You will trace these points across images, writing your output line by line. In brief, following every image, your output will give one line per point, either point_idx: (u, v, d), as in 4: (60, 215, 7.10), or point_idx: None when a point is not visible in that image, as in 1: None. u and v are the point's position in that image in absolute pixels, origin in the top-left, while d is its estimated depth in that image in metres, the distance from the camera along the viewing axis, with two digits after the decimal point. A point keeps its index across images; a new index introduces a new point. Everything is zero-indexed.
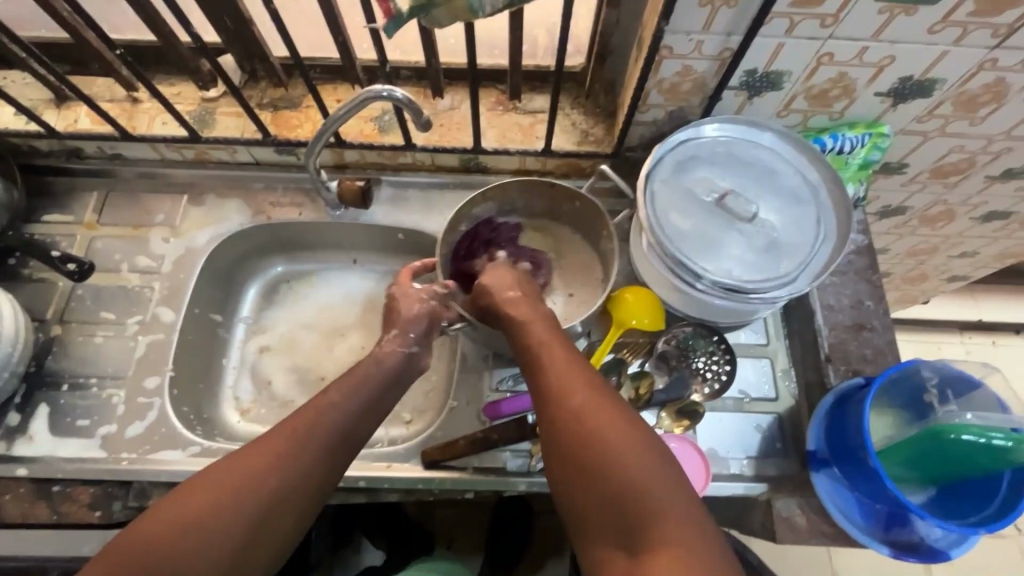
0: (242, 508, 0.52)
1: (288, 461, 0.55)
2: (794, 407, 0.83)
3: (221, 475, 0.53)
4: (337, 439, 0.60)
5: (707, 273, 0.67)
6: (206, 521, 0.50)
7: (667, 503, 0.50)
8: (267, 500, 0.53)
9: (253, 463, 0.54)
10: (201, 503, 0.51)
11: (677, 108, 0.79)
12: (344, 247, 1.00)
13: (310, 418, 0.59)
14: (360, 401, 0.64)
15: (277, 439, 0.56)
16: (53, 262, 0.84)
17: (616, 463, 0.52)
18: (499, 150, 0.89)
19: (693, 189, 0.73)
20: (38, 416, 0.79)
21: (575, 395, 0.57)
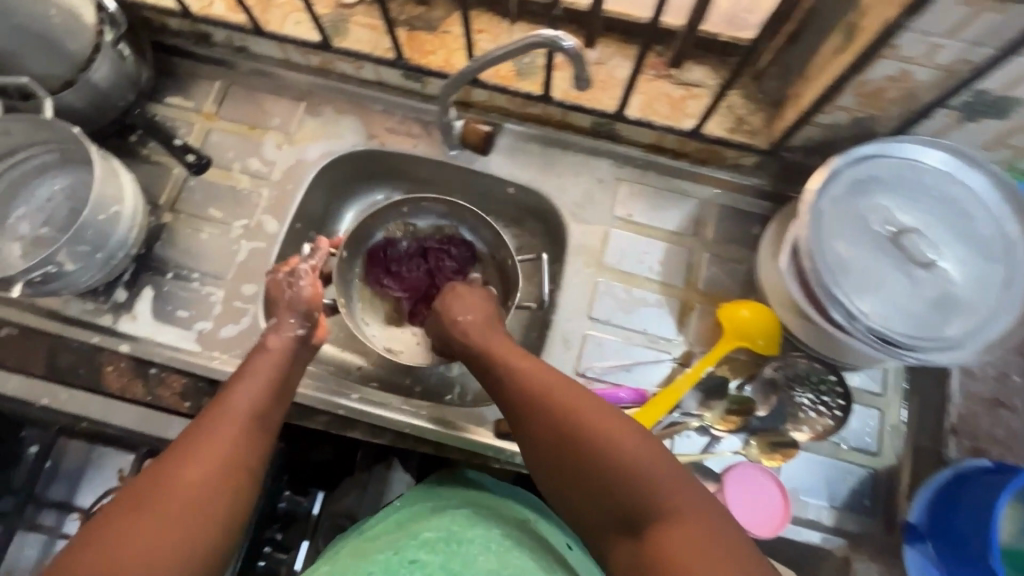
0: (178, 525, 0.49)
1: (207, 454, 0.54)
2: (893, 467, 0.77)
3: (147, 503, 0.49)
4: (257, 434, 0.59)
5: (861, 316, 0.60)
6: (143, 542, 0.47)
7: (660, 481, 0.52)
8: (200, 509, 0.51)
9: (172, 486, 0.51)
10: (136, 531, 0.47)
11: (867, 115, 0.68)
12: (448, 189, 0.95)
13: (218, 424, 0.56)
14: (273, 395, 0.62)
15: (187, 453, 0.53)
16: (176, 150, 0.86)
17: (611, 453, 0.54)
18: (641, 122, 0.81)
19: (867, 218, 0.64)
20: (143, 297, 0.81)
21: (558, 401, 0.59)
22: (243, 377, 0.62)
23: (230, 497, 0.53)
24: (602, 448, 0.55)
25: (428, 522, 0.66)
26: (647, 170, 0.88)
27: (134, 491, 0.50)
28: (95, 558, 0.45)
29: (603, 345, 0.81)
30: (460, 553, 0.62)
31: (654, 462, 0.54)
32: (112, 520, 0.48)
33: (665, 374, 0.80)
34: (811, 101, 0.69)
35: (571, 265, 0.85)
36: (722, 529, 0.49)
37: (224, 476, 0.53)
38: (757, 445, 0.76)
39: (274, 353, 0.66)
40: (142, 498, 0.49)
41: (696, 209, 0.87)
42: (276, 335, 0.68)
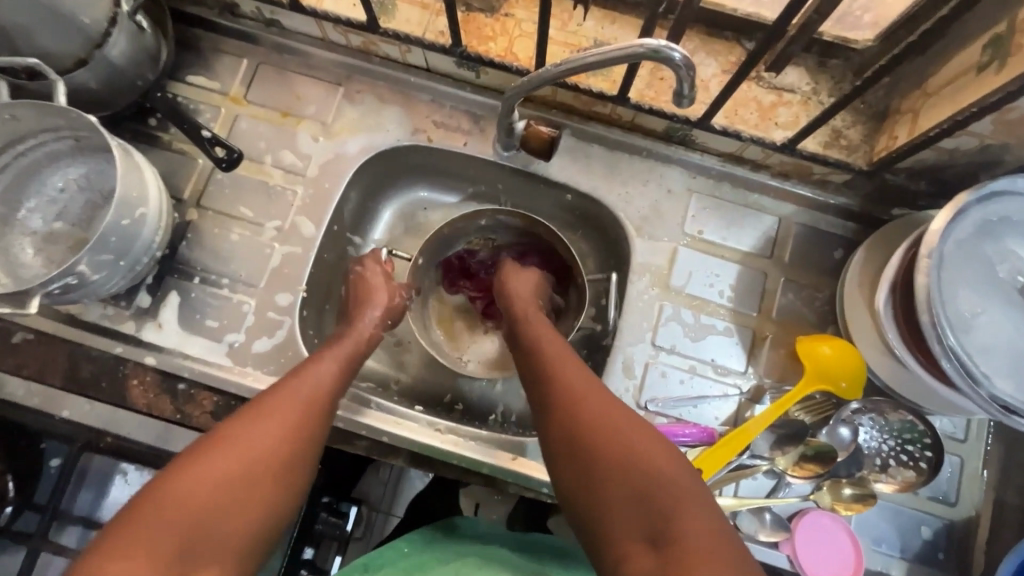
0: (243, 475, 0.53)
1: (272, 418, 0.57)
2: (972, 520, 0.71)
3: (224, 449, 0.53)
4: (324, 413, 0.62)
5: (985, 382, 0.53)
6: (212, 486, 0.51)
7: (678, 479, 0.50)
8: (263, 467, 0.54)
9: (248, 439, 0.55)
10: (211, 472, 0.52)
11: (1000, 143, 0.59)
12: (496, 189, 0.87)
13: (291, 393, 0.60)
14: (345, 378, 0.67)
15: (262, 413, 0.57)
16: (203, 143, 0.77)
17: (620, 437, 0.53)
18: (726, 131, 0.72)
19: (993, 264, 0.56)
20: (169, 304, 0.75)
21: (576, 386, 0.59)
22: (324, 355, 0.67)
23: (288, 465, 0.56)
24: (624, 442, 0.52)
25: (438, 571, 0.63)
26: (722, 181, 0.79)
27: (216, 436, 0.55)
28: (176, 488, 0.50)
29: (668, 376, 0.75)
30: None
31: (664, 452, 0.52)
32: (193, 458, 0.52)
33: (733, 411, 0.74)
34: (937, 124, 0.60)
35: (634, 285, 0.77)
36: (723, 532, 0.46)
37: (287, 443, 0.57)
38: (829, 491, 0.70)
39: (353, 338, 0.71)
40: (222, 443, 0.54)
41: (774, 228, 0.79)
42: (362, 324, 0.73)
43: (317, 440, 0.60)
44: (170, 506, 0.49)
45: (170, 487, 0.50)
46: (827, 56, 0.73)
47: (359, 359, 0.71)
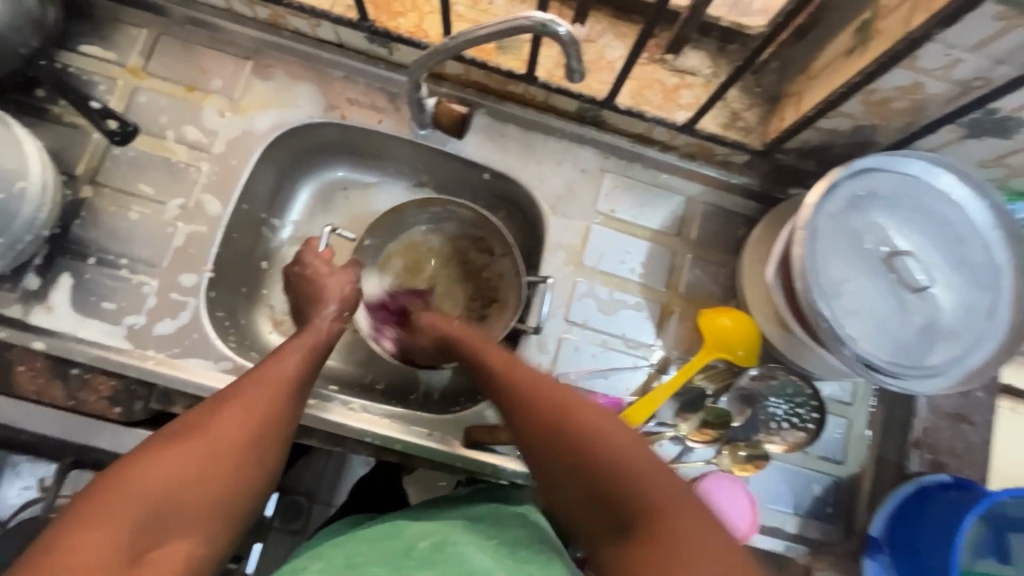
0: (222, 463, 0.50)
1: (245, 413, 0.53)
2: (856, 475, 0.77)
3: (195, 435, 0.50)
4: (293, 403, 0.58)
5: (851, 343, 0.58)
6: (184, 480, 0.48)
7: (650, 476, 0.49)
8: (234, 459, 0.51)
9: (219, 427, 0.52)
10: (179, 463, 0.48)
11: (869, 124, 0.64)
12: (415, 168, 0.87)
13: (260, 383, 0.56)
14: (314, 368, 0.63)
15: (232, 402, 0.54)
16: (92, 115, 0.72)
17: (606, 449, 0.51)
18: (632, 111, 0.75)
19: (861, 236, 0.61)
20: (60, 286, 0.71)
21: (566, 396, 0.55)
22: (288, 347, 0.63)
23: (266, 451, 0.53)
24: (583, 439, 0.52)
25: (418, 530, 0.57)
26: (633, 162, 0.82)
27: (185, 425, 0.51)
28: (142, 476, 0.46)
29: (581, 350, 0.77)
30: (455, 555, 0.52)
31: (648, 460, 0.50)
32: (156, 447, 0.49)
33: (642, 381, 0.77)
34: (815, 104, 0.64)
35: (548, 262, 0.79)
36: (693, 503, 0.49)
37: (261, 434, 0.53)
38: (729, 455, 0.74)
39: (316, 331, 0.66)
40: (195, 431, 0.50)
41: (682, 207, 0.82)
42: (320, 322, 0.68)
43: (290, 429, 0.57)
44: (136, 494, 0.46)
45: (136, 475, 0.46)
46: (725, 41, 0.76)
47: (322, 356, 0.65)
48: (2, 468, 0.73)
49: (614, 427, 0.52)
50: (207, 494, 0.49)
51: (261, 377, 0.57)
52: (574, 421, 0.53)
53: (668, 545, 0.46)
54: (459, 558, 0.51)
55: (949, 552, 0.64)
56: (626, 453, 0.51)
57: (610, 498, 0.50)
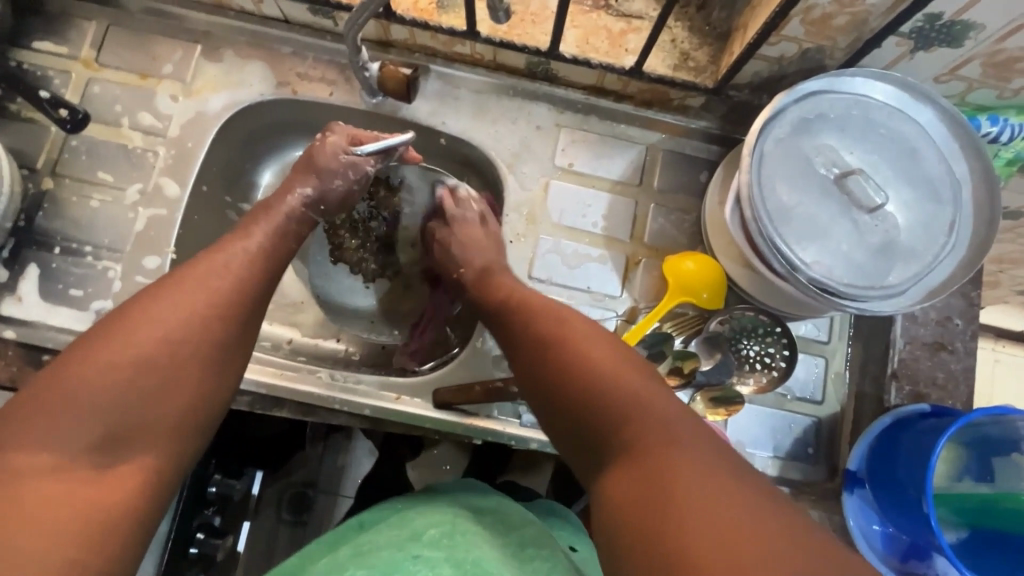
0: (173, 352, 0.51)
1: (190, 297, 0.54)
2: (836, 414, 0.76)
3: (130, 330, 0.50)
4: (244, 288, 0.58)
5: (804, 267, 0.56)
6: (132, 372, 0.48)
7: (653, 406, 0.47)
8: (181, 349, 0.51)
9: (161, 314, 0.52)
10: (121, 358, 0.48)
11: (816, 47, 0.63)
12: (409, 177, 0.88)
13: (200, 273, 0.56)
14: (267, 254, 0.63)
15: (175, 291, 0.54)
16: (41, 105, 0.73)
17: (588, 366, 0.51)
18: (578, 59, 0.74)
19: (812, 159, 0.59)
20: (27, 277, 0.72)
21: (551, 324, 0.57)
22: (243, 236, 0.63)
23: (219, 324, 0.54)
24: (591, 368, 0.51)
25: (428, 519, 0.57)
26: (588, 114, 0.81)
27: (126, 316, 0.51)
28: (81, 372, 0.47)
29: None
30: (464, 543, 0.54)
31: (645, 389, 0.49)
32: (95, 343, 0.49)
33: (610, 333, 0.76)
34: (757, 29, 0.62)
35: (507, 223, 0.79)
36: (692, 435, 0.46)
37: (209, 318, 0.54)
38: (702, 400, 0.73)
39: (276, 216, 0.67)
40: (130, 323, 0.50)
41: (641, 156, 0.81)
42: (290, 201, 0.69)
43: (245, 311, 0.57)
44: (83, 389, 0.46)
45: (80, 372, 0.47)
46: None
47: (291, 240, 0.68)
48: None
49: (610, 361, 0.51)
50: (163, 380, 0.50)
51: (205, 266, 0.57)
52: (574, 361, 0.52)
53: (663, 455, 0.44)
54: (466, 551, 0.53)
55: (921, 473, 0.63)
56: (616, 375, 0.50)
57: (603, 434, 0.48)
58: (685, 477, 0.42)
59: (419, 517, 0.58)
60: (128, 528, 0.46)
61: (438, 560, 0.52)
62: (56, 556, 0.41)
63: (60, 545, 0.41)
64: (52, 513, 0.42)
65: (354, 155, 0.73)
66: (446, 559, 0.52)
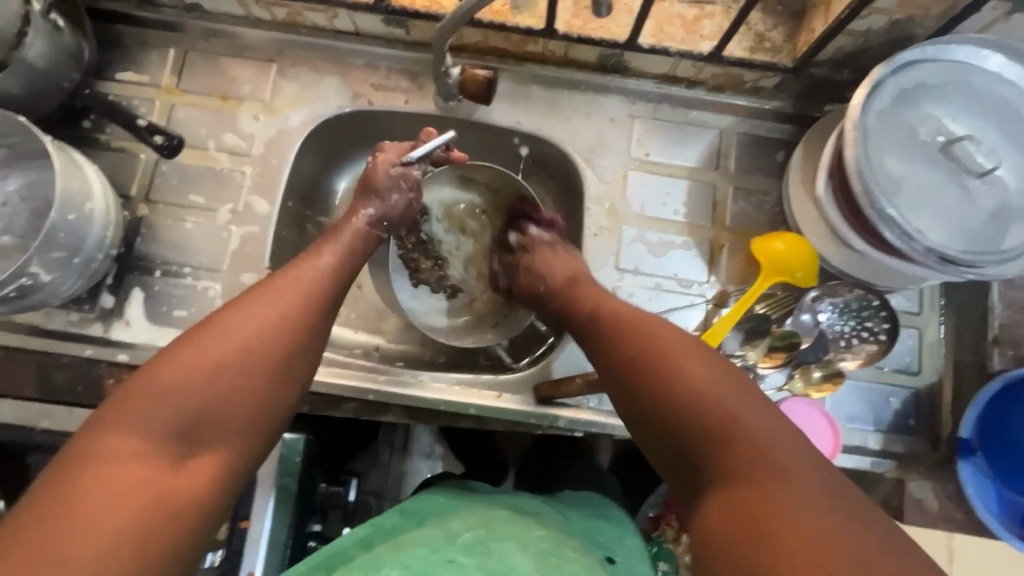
0: (241, 360, 0.50)
1: (263, 310, 0.53)
2: (934, 384, 0.75)
3: (204, 337, 0.50)
4: (323, 301, 0.58)
5: (920, 236, 0.56)
6: (215, 372, 0.48)
7: (765, 439, 0.44)
8: (248, 359, 0.50)
9: (235, 323, 0.51)
10: (202, 358, 0.49)
11: (906, 17, 0.63)
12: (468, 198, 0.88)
13: (285, 284, 0.56)
14: (340, 265, 0.62)
15: (261, 300, 0.54)
16: (141, 134, 0.75)
17: (683, 384, 0.48)
18: (655, 48, 0.75)
19: (916, 129, 0.59)
20: (133, 301, 0.74)
21: (642, 335, 0.54)
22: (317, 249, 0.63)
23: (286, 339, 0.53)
24: (697, 384, 0.47)
25: (465, 522, 0.58)
26: (661, 103, 0.81)
27: (205, 323, 0.51)
28: (160, 374, 0.47)
29: (636, 296, 0.77)
30: (499, 552, 0.53)
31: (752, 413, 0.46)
32: (183, 343, 0.49)
33: (702, 318, 0.77)
34: (846, 6, 0.63)
35: (589, 216, 0.79)
36: (815, 483, 0.42)
37: (291, 330, 0.53)
38: (801, 378, 0.74)
39: (338, 235, 0.66)
40: (209, 328, 0.51)
41: (716, 141, 0.81)
42: (357, 219, 0.69)
43: (313, 330, 0.55)
44: (157, 390, 0.46)
45: (167, 368, 0.47)
46: None
47: (357, 257, 0.66)
48: None
49: (714, 372, 0.49)
50: (244, 385, 0.49)
51: (286, 279, 0.57)
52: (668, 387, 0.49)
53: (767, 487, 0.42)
54: (501, 556, 0.53)
55: None
56: (722, 398, 0.46)
57: (699, 451, 0.46)
58: (788, 503, 0.40)
59: (455, 521, 0.59)
60: (185, 533, 0.43)
61: (472, 566, 0.52)
62: (108, 556, 0.39)
63: (130, 532, 0.40)
64: (110, 508, 0.40)
65: (404, 165, 0.72)
66: (479, 567, 0.52)
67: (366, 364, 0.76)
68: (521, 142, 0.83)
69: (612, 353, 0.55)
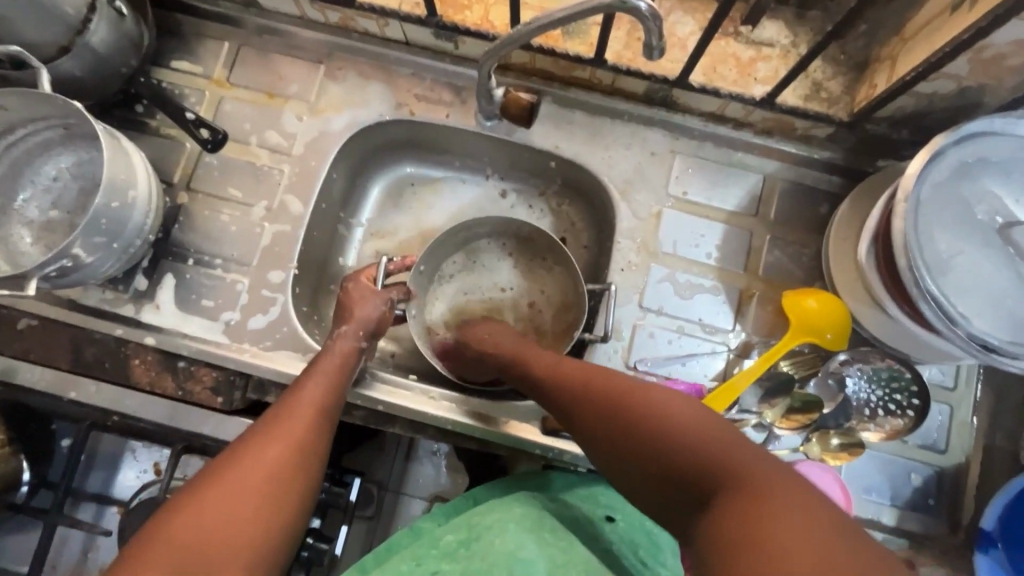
0: (262, 490, 0.52)
1: (283, 441, 0.56)
2: (961, 465, 0.71)
3: (227, 479, 0.52)
4: (320, 429, 0.60)
5: (965, 321, 0.54)
6: (241, 503, 0.51)
7: (749, 464, 0.45)
8: (268, 489, 0.53)
9: (258, 462, 0.54)
10: (221, 498, 0.50)
11: (976, 85, 0.61)
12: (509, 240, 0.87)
13: (302, 407, 0.60)
14: (337, 394, 0.65)
15: (274, 431, 0.57)
16: (188, 125, 0.79)
17: (659, 421, 0.50)
18: (705, 88, 0.73)
19: (972, 206, 0.56)
20: (165, 286, 0.76)
21: (606, 384, 0.56)
22: (314, 373, 0.65)
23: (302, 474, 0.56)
24: (660, 417, 0.50)
25: (444, 529, 0.61)
26: (705, 142, 0.79)
27: (226, 460, 0.54)
28: (188, 518, 0.48)
29: (656, 337, 0.75)
30: (480, 549, 0.56)
31: (709, 422, 0.49)
32: (199, 488, 0.51)
33: (721, 367, 0.75)
34: (913, 67, 0.61)
35: (619, 250, 0.78)
36: (805, 503, 0.42)
37: (301, 451, 0.57)
38: (819, 442, 0.71)
39: (334, 356, 0.68)
40: (235, 467, 0.53)
41: (759, 186, 0.78)
42: (341, 341, 0.70)
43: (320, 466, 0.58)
44: (183, 532, 0.47)
45: (202, 499, 0.50)
46: (804, 8, 0.73)
47: (346, 373, 0.68)
48: (121, 453, 0.78)
49: (679, 408, 0.50)
50: (254, 515, 0.51)
51: (292, 407, 0.60)
52: (643, 424, 0.50)
53: (754, 496, 0.43)
54: (485, 550, 0.56)
55: None
56: (685, 422, 0.49)
57: (680, 483, 0.47)
58: (781, 522, 0.41)
59: (435, 530, 0.63)
60: None
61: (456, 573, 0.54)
62: None
63: None
64: None
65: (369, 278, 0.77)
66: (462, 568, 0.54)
67: (379, 373, 0.77)
68: (556, 167, 0.83)
69: (564, 404, 0.59)
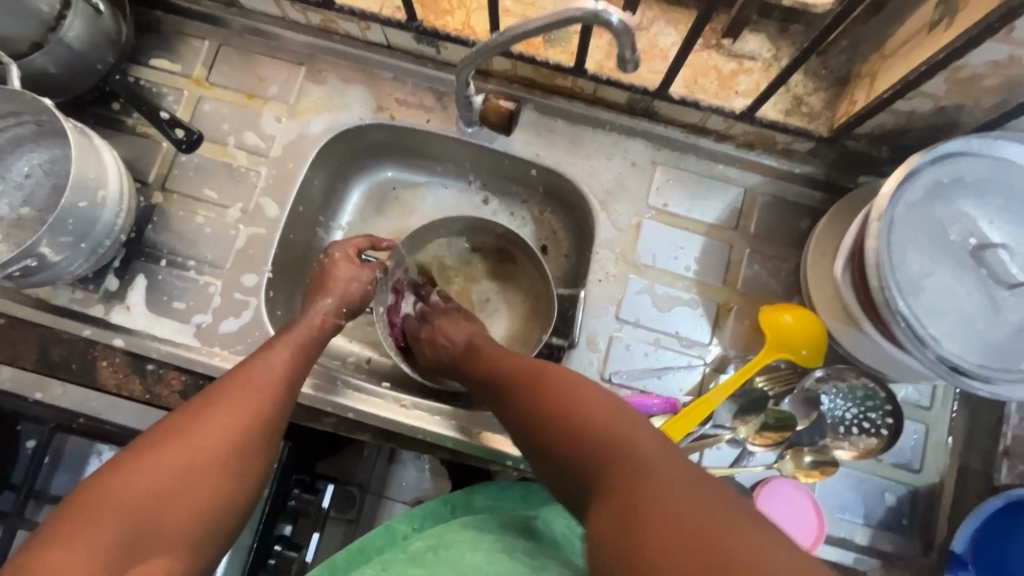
0: (206, 464, 0.51)
1: (235, 413, 0.54)
2: (934, 485, 0.71)
3: (176, 445, 0.50)
4: (283, 394, 0.59)
5: (935, 343, 0.53)
6: (181, 470, 0.49)
7: (661, 472, 0.43)
8: (211, 459, 0.51)
9: (208, 433, 0.52)
10: (166, 463, 0.49)
11: (954, 105, 0.61)
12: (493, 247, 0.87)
13: (258, 376, 0.58)
14: (304, 363, 0.64)
15: (225, 399, 0.55)
16: (162, 125, 0.77)
17: (586, 423, 0.49)
18: (686, 100, 0.73)
19: (946, 227, 0.56)
20: (136, 287, 0.75)
21: (557, 382, 0.54)
22: (285, 341, 0.64)
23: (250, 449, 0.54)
24: (603, 423, 0.48)
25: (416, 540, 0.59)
26: (686, 153, 0.79)
27: (177, 420, 0.53)
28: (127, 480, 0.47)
29: (632, 349, 0.75)
30: (449, 560, 0.53)
31: (639, 434, 0.47)
32: (154, 446, 0.50)
33: (697, 381, 0.74)
34: (890, 85, 0.61)
35: (597, 260, 0.77)
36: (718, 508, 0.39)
37: (252, 423, 0.55)
38: (792, 460, 0.71)
39: (309, 325, 0.67)
40: (181, 432, 0.51)
41: (739, 199, 0.78)
42: (317, 310, 0.69)
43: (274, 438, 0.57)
44: (123, 493, 0.46)
45: (142, 462, 0.48)
46: (787, 22, 0.72)
47: (314, 350, 0.66)
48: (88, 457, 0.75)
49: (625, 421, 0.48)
50: (193, 484, 0.49)
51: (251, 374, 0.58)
52: (584, 424, 0.49)
53: (652, 495, 0.41)
54: (453, 561, 0.53)
55: None
56: (632, 435, 0.46)
57: (587, 475, 0.47)
58: (676, 516, 0.39)
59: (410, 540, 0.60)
60: None
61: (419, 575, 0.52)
62: None
63: None
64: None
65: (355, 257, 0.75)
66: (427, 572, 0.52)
67: (353, 381, 0.76)
68: (537, 176, 0.83)
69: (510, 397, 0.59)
